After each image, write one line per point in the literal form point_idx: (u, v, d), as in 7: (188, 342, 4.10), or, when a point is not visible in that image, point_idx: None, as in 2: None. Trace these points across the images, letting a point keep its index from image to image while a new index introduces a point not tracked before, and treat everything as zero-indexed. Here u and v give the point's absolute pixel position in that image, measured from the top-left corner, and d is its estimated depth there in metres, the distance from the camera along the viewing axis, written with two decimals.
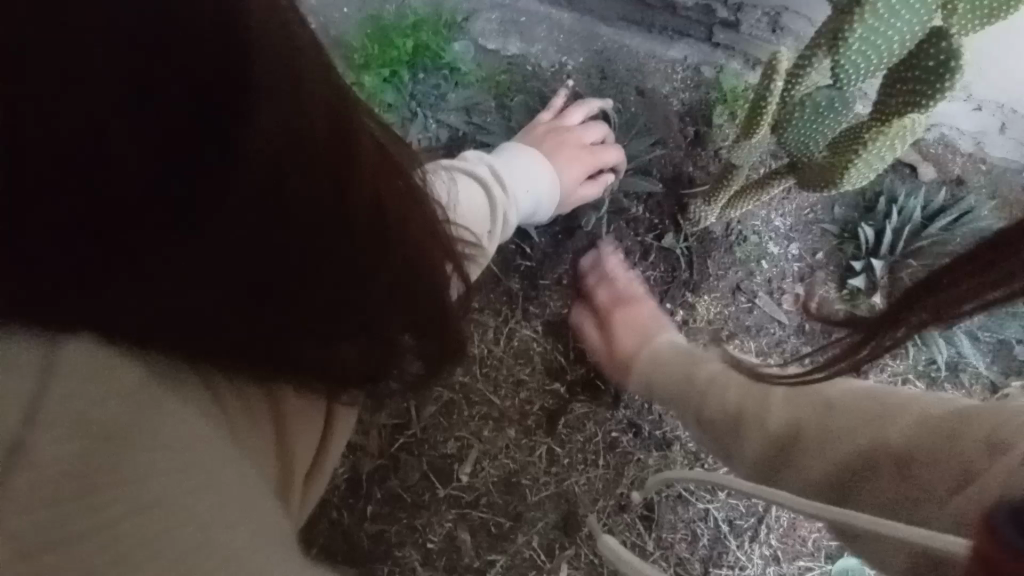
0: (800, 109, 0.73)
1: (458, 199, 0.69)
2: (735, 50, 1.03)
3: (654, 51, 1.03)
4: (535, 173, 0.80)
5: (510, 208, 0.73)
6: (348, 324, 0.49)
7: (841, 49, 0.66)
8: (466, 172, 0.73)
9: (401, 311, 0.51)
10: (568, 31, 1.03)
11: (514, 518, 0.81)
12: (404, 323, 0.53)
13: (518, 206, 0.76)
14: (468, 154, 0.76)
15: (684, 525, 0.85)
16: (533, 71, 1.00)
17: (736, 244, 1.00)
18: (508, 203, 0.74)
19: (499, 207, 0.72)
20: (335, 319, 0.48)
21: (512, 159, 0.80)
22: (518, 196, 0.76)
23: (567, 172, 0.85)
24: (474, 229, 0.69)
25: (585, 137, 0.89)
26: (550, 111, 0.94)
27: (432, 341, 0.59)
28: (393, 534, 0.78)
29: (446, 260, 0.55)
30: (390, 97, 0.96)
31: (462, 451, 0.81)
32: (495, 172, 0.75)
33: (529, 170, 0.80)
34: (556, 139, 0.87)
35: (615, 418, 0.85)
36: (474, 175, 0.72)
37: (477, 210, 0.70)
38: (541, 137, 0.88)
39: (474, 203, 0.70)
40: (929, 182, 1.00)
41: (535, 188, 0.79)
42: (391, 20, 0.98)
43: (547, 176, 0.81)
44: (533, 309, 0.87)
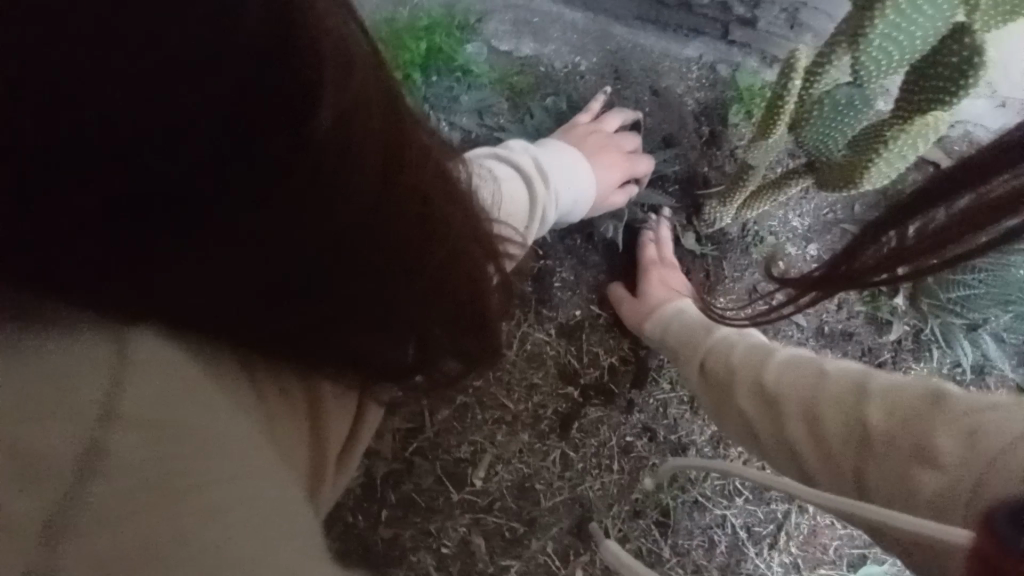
0: (819, 108, 0.72)
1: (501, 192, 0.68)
2: (752, 48, 1.01)
3: (670, 50, 1.02)
4: (575, 170, 0.79)
5: (549, 206, 0.73)
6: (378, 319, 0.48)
7: (862, 45, 0.65)
8: (508, 163, 0.72)
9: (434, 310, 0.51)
10: (582, 31, 1.02)
11: (528, 523, 0.80)
12: (440, 321, 0.53)
13: (556, 204, 0.75)
14: (513, 144, 0.75)
15: (701, 531, 0.83)
16: (546, 72, 1.00)
17: (753, 245, 0.98)
18: (550, 200, 0.73)
19: (540, 203, 0.71)
20: (371, 310, 0.47)
21: (554, 152, 0.79)
22: (558, 193, 0.75)
23: (607, 172, 0.84)
24: (514, 223, 0.69)
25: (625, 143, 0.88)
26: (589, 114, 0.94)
27: (464, 343, 0.58)
28: (407, 538, 0.78)
29: (485, 260, 0.55)
30: (403, 100, 0.96)
31: (476, 455, 0.81)
32: (539, 167, 0.74)
33: (571, 166, 0.79)
34: (597, 138, 0.86)
35: (629, 423, 0.85)
36: (521, 168, 0.72)
37: (520, 205, 0.70)
38: (583, 133, 0.87)
39: (514, 199, 0.69)
40: None
41: (575, 185, 0.78)
42: (404, 23, 0.98)
43: (587, 175, 0.80)
44: (547, 312, 0.86)
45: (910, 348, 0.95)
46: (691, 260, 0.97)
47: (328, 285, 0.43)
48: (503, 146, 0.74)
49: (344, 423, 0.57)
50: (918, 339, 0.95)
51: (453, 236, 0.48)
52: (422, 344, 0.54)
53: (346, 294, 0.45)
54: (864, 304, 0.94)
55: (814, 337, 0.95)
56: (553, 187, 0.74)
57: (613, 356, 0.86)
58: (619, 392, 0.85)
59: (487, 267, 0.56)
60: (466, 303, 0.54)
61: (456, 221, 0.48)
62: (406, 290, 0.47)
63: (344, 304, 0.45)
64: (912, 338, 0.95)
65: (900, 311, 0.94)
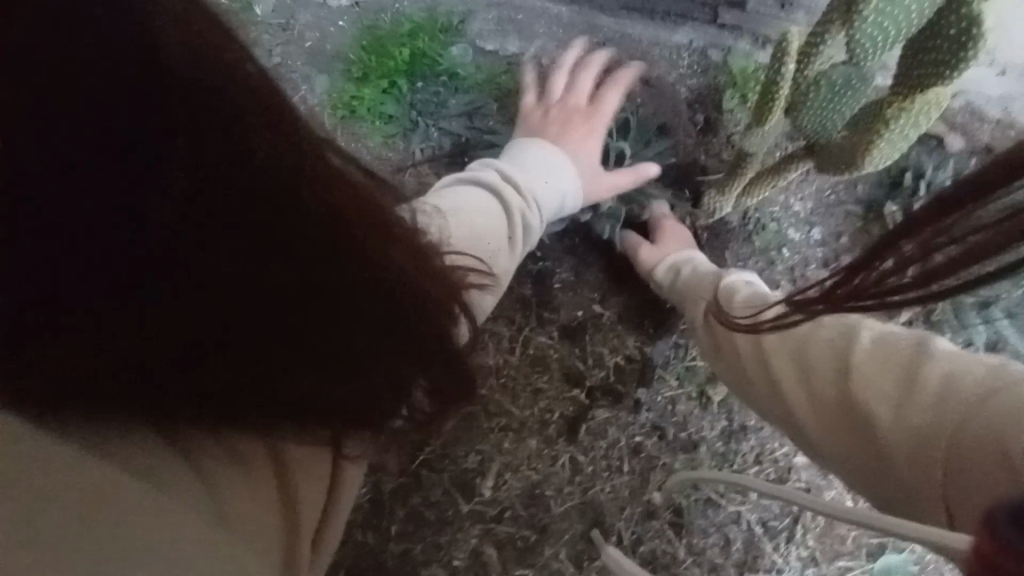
0: (815, 90, 0.69)
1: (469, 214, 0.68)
2: (743, 30, 0.98)
3: (658, 37, 0.99)
4: (550, 170, 0.78)
5: (526, 210, 0.72)
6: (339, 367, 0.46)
7: (856, 23, 0.62)
8: (475, 181, 0.72)
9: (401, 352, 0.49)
10: (567, 24, 0.99)
11: (540, 530, 0.79)
12: (416, 362, 0.51)
13: (535, 205, 0.73)
14: (479, 162, 0.76)
15: (716, 529, 0.82)
16: (533, 69, 0.98)
17: (755, 233, 0.96)
18: (525, 206, 0.72)
19: (514, 214, 0.71)
20: (329, 361, 0.45)
21: (523, 159, 0.79)
22: (534, 196, 0.74)
23: (585, 167, 0.82)
24: (488, 239, 0.68)
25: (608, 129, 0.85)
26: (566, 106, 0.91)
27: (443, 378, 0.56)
28: (419, 552, 0.78)
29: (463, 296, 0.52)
30: (390, 108, 0.94)
31: (483, 465, 0.80)
32: (506, 177, 0.73)
33: (543, 169, 0.77)
34: (577, 132, 0.86)
35: (637, 423, 0.83)
36: (490, 186, 0.72)
37: (492, 220, 0.69)
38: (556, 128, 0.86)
39: (486, 215, 0.69)
40: (960, 153, 0.94)
41: (554, 185, 0.77)
42: (387, 29, 0.96)
43: (564, 177, 0.79)
44: (547, 315, 0.85)
45: (922, 330, 0.93)
46: None
47: (286, 344, 0.43)
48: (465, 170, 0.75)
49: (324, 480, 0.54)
50: (930, 320, 0.92)
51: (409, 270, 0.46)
52: (399, 388, 0.51)
53: (303, 347, 0.44)
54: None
55: None
56: (527, 197, 0.73)
57: (617, 356, 0.85)
58: (626, 392, 0.84)
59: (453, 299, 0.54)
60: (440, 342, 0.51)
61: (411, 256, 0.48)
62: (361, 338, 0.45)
63: (305, 358, 0.44)
64: (923, 319, 0.93)
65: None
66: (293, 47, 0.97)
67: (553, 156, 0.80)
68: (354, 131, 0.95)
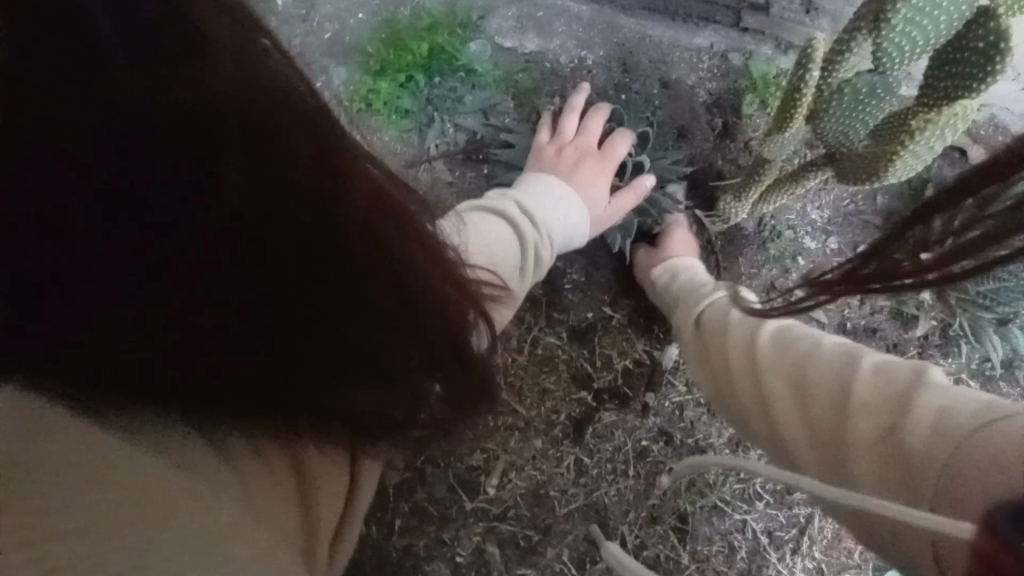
0: (837, 97, 0.68)
1: (486, 246, 0.69)
2: (765, 35, 0.97)
3: (678, 40, 0.98)
4: (565, 200, 0.78)
5: (542, 244, 0.73)
6: (354, 370, 0.51)
7: (883, 31, 0.61)
8: (492, 211, 0.73)
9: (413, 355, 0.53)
10: (587, 23, 0.99)
11: (543, 531, 0.79)
12: (425, 365, 0.55)
13: (550, 239, 0.74)
14: (496, 192, 0.76)
15: (720, 537, 0.82)
16: (552, 68, 0.97)
17: (770, 240, 0.95)
18: (540, 240, 0.73)
19: (527, 244, 0.71)
20: (346, 367, 0.50)
21: (539, 190, 0.79)
22: (550, 229, 0.75)
23: (597, 199, 0.82)
24: (501, 270, 0.69)
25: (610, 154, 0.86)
26: (574, 118, 0.90)
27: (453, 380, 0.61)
28: (421, 547, 0.78)
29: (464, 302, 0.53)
30: (406, 102, 0.94)
31: (488, 463, 0.80)
32: (523, 210, 0.74)
33: (559, 199, 0.78)
34: (590, 162, 0.84)
35: (644, 427, 0.83)
36: (506, 213, 0.72)
37: (506, 250, 0.70)
38: (569, 159, 0.84)
39: (502, 248, 0.70)
40: None
41: (569, 216, 0.77)
42: (405, 23, 0.96)
43: (579, 209, 0.80)
44: (557, 316, 0.85)
45: (938, 344, 0.91)
46: (705, 257, 0.94)
47: (307, 352, 0.47)
48: (482, 198, 0.75)
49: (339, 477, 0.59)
50: (945, 334, 0.91)
51: (424, 281, 0.50)
52: (409, 388, 0.56)
53: (322, 357, 0.48)
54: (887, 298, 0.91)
55: (835, 334, 0.92)
56: (540, 227, 0.73)
57: (626, 359, 0.85)
58: (634, 395, 0.84)
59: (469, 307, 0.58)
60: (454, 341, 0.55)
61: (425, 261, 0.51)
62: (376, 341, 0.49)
63: (326, 367, 0.48)
64: (938, 333, 0.92)
65: (927, 305, 0.90)
66: (311, 38, 0.97)
67: (565, 190, 0.79)
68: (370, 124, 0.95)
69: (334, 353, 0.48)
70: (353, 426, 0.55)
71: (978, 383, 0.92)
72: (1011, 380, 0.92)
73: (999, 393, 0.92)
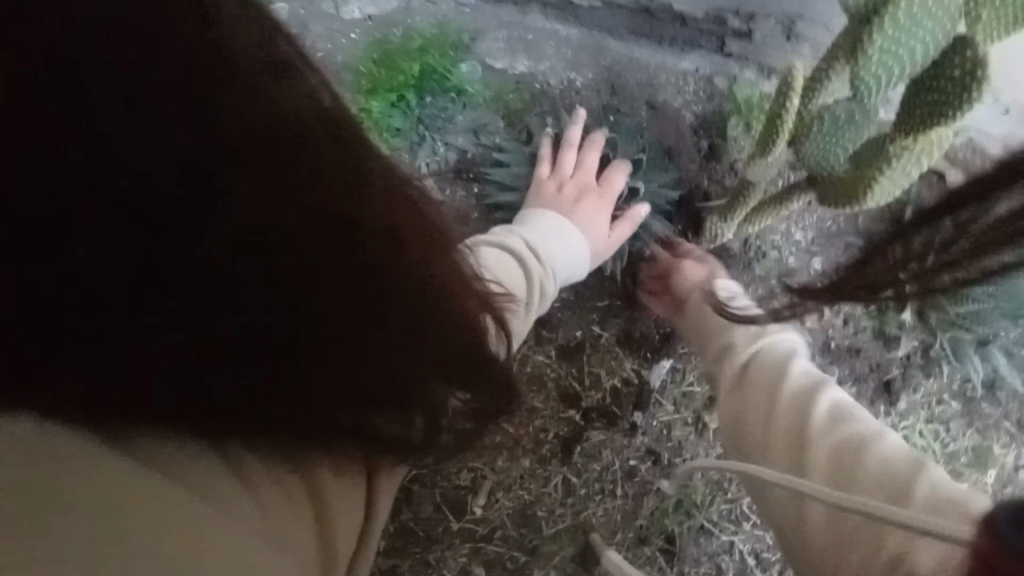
0: (818, 122, 0.71)
1: (498, 276, 0.73)
2: (749, 59, 0.99)
3: (665, 63, 1.01)
4: (570, 235, 0.83)
5: (548, 280, 0.77)
6: (371, 389, 0.48)
7: (861, 59, 0.64)
8: (502, 245, 0.77)
9: (433, 373, 0.51)
10: (577, 46, 1.01)
11: (530, 552, 0.78)
12: (448, 382, 0.54)
13: (556, 275, 0.79)
14: (504, 228, 0.80)
15: (708, 558, 0.81)
16: (542, 89, 0.99)
17: (756, 260, 0.97)
18: (546, 276, 0.77)
19: (533, 277, 0.75)
20: (369, 382, 0.47)
21: (545, 224, 0.83)
22: (557, 264, 0.79)
23: (598, 231, 0.85)
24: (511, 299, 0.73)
25: (609, 189, 0.90)
26: (569, 147, 0.93)
27: (476, 394, 0.60)
28: (406, 569, 0.76)
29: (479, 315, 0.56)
30: (397, 121, 0.95)
31: (475, 483, 0.79)
32: (531, 245, 0.79)
33: (564, 233, 0.82)
34: (589, 196, 0.88)
35: (632, 446, 0.83)
36: (515, 245, 0.77)
37: (516, 283, 0.74)
38: (571, 193, 0.87)
39: (513, 280, 0.74)
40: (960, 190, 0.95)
41: (574, 250, 0.82)
42: (398, 43, 0.98)
43: (582, 243, 0.84)
44: (546, 334, 0.85)
45: (920, 364, 0.93)
46: None
47: (334, 368, 0.45)
48: (493, 231, 0.79)
49: (357, 498, 0.56)
50: (927, 354, 0.92)
51: (446, 299, 0.50)
52: (432, 411, 0.54)
53: (349, 372, 0.46)
54: (871, 319, 0.92)
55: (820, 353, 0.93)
56: (547, 261, 0.78)
57: (614, 378, 0.85)
58: (622, 414, 0.84)
59: (484, 317, 0.59)
60: (475, 359, 0.55)
61: (446, 282, 0.51)
62: (390, 359, 0.47)
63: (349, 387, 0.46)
64: (920, 353, 0.93)
65: (909, 325, 0.92)
66: None
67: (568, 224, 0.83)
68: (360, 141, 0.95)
69: (359, 368, 0.46)
70: (366, 446, 0.52)
71: (960, 403, 0.93)
72: (991, 400, 0.93)
73: (979, 413, 0.93)
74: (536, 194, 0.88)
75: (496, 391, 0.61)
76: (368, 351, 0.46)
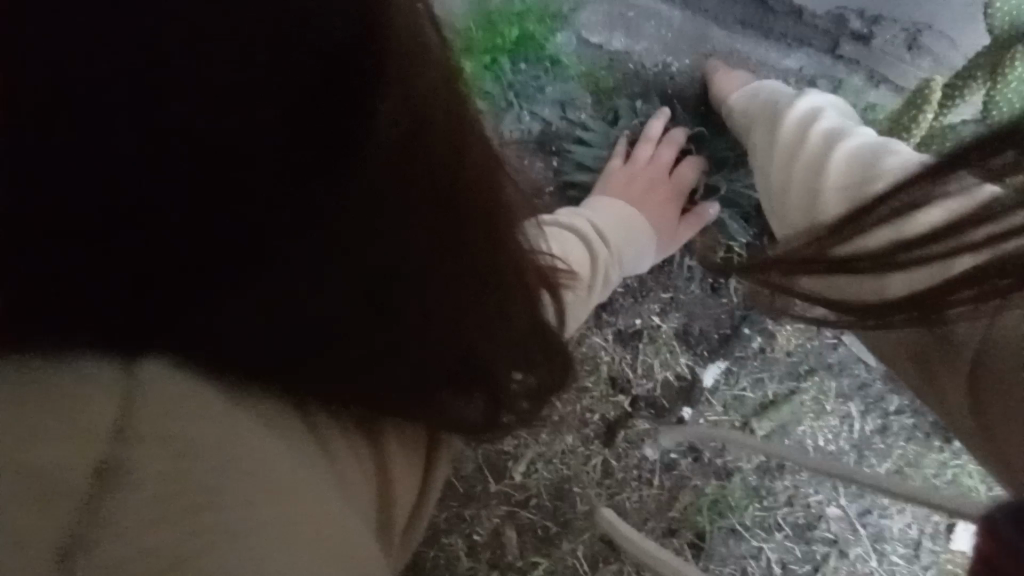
0: (942, 139, 0.66)
1: (564, 253, 0.75)
2: (859, 65, 0.94)
3: (767, 59, 0.96)
4: (634, 224, 0.82)
5: (611, 266, 0.78)
6: (435, 352, 0.50)
7: (999, 83, 0.61)
8: (572, 227, 0.78)
9: (493, 350, 0.54)
10: (678, 29, 0.98)
11: (561, 524, 0.81)
12: (510, 356, 0.57)
13: (620, 261, 0.80)
14: (572, 210, 0.81)
15: (734, 560, 0.82)
16: (635, 70, 0.96)
17: None
18: (610, 261, 0.78)
19: (598, 263, 0.77)
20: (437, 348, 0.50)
21: (611, 209, 0.83)
22: (621, 251, 0.80)
23: (664, 226, 0.84)
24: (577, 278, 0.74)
25: (678, 182, 0.87)
26: (647, 141, 0.90)
27: (534, 374, 0.62)
28: (442, 520, 0.80)
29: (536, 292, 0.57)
30: (488, 84, 0.95)
31: (518, 450, 0.81)
32: (599, 229, 0.79)
33: (629, 222, 0.82)
34: (659, 188, 0.86)
35: (676, 440, 0.83)
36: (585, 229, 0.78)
37: (580, 262, 0.75)
38: (644, 182, 0.86)
39: (577, 260, 0.76)
40: None
41: (638, 241, 0.81)
42: (498, 5, 0.96)
43: (645, 234, 0.83)
44: (606, 317, 0.86)
45: None
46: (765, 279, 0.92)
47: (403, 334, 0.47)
48: (561, 212, 0.81)
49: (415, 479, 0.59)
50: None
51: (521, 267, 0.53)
52: (490, 383, 0.57)
53: (418, 339, 0.48)
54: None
55: None
56: (612, 248, 0.79)
57: (668, 372, 0.85)
58: (671, 408, 0.84)
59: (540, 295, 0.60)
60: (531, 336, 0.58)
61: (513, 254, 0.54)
62: (448, 323, 0.49)
63: (411, 351, 0.49)
64: None
65: None
66: None
67: (635, 215, 0.83)
68: None
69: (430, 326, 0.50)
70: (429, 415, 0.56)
71: None
72: None
73: None
74: (603, 178, 0.88)
75: (552, 365, 0.64)
76: (434, 320, 0.48)
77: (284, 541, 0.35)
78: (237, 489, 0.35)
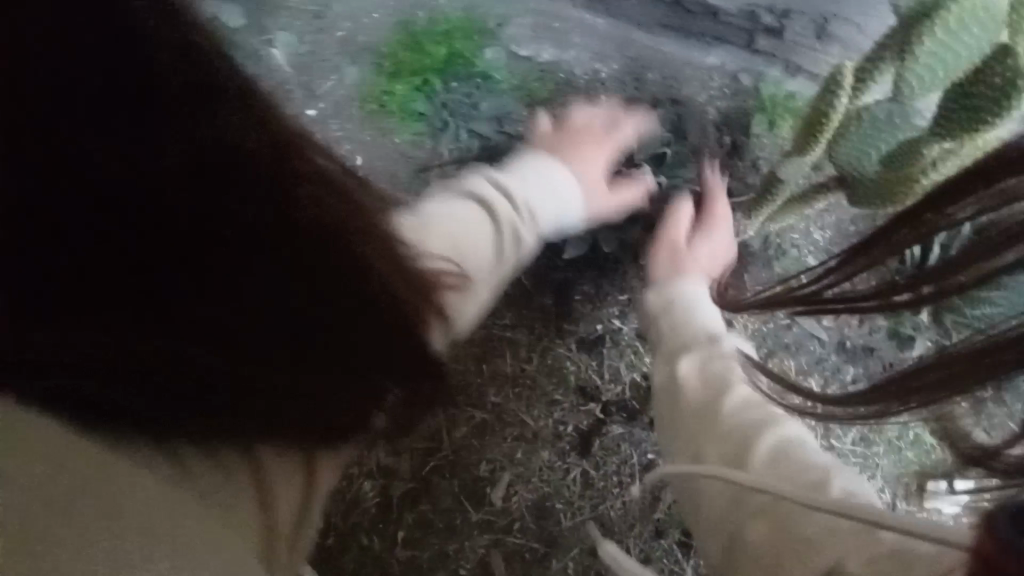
0: (857, 122, 0.71)
1: (454, 224, 0.72)
2: (775, 57, 0.98)
3: (692, 58, 1.00)
4: (553, 180, 0.80)
5: (520, 225, 0.75)
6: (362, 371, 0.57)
7: (908, 62, 0.64)
8: (467, 191, 0.75)
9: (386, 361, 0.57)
10: (603, 36, 1.00)
11: (548, 543, 0.79)
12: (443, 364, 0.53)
13: (533, 220, 0.77)
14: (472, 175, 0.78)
15: None
16: (566, 79, 0.98)
17: (775, 258, 0.94)
18: (518, 220, 0.75)
19: (503, 226, 0.74)
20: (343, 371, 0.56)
21: (522, 171, 0.81)
22: (534, 209, 0.77)
23: (591, 180, 0.84)
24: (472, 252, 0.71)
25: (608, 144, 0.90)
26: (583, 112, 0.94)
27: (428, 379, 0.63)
28: (424, 560, 0.77)
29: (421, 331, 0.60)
30: (420, 105, 0.95)
31: (494, 474, 0.79)
32: (503, 187, 0.76)
33: (544, 178, 0.79)
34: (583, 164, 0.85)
35: (652, 440, 0.83)
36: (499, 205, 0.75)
37: (478, 232, 0.72)
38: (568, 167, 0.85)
39: (477, 230, 0.72)
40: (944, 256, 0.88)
41: (557, 200, 0.79)
42: (423, 26, 0.96)
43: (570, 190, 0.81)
44: (567, 327, 0.85)
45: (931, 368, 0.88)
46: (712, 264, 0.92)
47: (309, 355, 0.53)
48: (457, 179, 0.78)
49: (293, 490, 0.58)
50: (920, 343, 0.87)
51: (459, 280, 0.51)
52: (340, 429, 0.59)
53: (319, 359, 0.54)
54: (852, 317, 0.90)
55: (835, 352, 0.93)
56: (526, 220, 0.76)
57: (635, 372, 0.85)
58: (642, 408, 0.84)
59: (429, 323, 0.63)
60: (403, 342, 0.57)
61: None
62: None
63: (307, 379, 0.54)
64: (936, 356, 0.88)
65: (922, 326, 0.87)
66: (323, 34, 0.98)
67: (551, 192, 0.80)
68: (382, 125, 0.95)
69: None
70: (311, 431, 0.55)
71: None
72: None
73: None
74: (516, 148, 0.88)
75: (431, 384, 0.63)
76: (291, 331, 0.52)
77: (166, 549, 0.41)
78: (107, 507, 0.41)
